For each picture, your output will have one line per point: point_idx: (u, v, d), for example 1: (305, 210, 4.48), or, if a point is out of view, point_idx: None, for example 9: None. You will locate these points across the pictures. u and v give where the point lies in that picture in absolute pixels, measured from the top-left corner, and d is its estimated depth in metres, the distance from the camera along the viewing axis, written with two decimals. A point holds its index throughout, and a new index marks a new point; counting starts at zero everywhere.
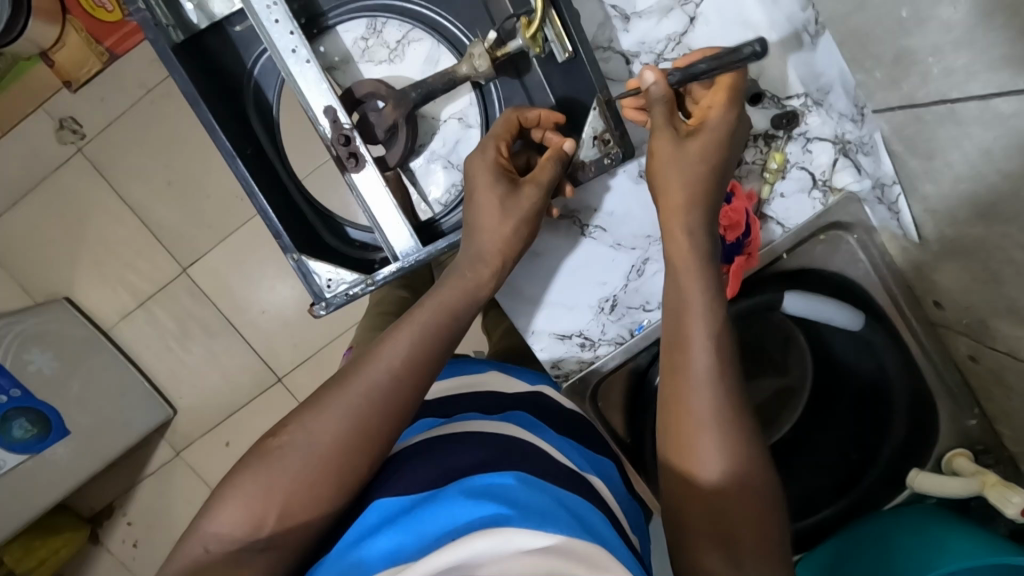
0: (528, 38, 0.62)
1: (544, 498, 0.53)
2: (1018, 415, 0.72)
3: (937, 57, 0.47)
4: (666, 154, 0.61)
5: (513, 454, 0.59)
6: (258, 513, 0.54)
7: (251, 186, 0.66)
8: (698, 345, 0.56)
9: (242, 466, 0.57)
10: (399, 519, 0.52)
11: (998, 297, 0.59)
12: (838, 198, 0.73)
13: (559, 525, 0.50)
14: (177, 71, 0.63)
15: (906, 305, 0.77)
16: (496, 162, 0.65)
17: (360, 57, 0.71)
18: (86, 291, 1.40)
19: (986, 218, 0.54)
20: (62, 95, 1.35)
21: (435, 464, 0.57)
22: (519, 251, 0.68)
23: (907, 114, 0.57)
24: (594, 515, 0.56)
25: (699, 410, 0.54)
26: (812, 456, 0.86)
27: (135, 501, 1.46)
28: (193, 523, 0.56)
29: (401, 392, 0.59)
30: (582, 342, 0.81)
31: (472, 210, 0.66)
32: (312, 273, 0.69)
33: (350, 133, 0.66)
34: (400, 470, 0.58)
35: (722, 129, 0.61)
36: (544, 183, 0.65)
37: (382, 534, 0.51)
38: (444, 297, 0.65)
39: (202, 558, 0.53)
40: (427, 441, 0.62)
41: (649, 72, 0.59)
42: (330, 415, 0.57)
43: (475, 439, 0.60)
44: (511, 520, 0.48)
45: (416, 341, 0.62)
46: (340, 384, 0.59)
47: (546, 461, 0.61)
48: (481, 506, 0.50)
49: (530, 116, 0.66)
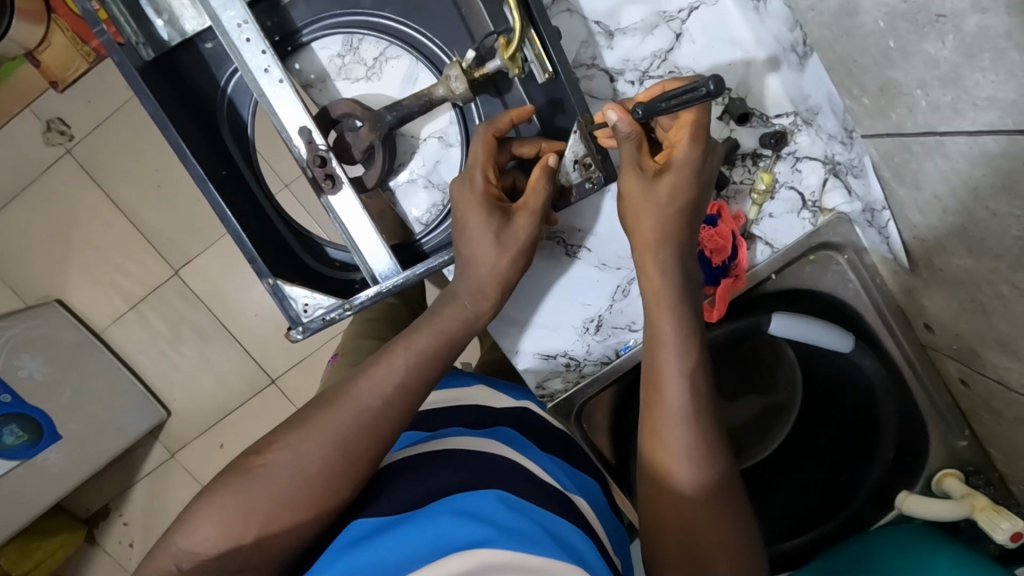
0: (506, 59, 0.60)
1: (526, 521, 0.52)
2: (1007, 440, 0.71)
3: (925, 90, 0.45)
4: (634, 196, 0.61)
5: (493, 474, 0.57)
6: (235, 542, 0.52)
7: (223, 211, 0.64)
8: (672, 371, 0.58)
9: (212, 494, 0.54)
10: (376, 539, 0.51)
11: (987, 329, 0.58)
12: (827, 218, 0.70)
13: (540, 548, 0.49)
14: (145, 95, 0.61)
15: (897, 327, 0.76)
16: (485, 191, 0.62)
17: (337, 74, 0.69)
18: (75, 294, 1.38)
19: (974, 251, 0.52)
20: (48, 96, 1.33)
21: (416, 484, 0.56)
22: (515, 279, 0.67)
23: (895, 143, 0.55)
24: (577, 538, 0.55)
25: (674, 443, 0.57)
26: (800, 474, 0.85)
27: (128, 503, 1.46)
28: (165, 537, 0.53)
29: (388, 420, 0.58)
30: (567, 363, 0.80)
31: (462, 240, 0.64)
32: (288, 298, 0.68)
33: (326, 154, 0.64)
34: (382, 492, 0.57)
35: (689, 167, 0.60)
36: (537, 211, 0.63)
37: (358, 555, 0.50)
38: (442, 319, 0.64)
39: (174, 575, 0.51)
40: (410, 458, 0.60)
41: (611, 111, 0.56)
42: (311, 442, 0.55)
43: (461, 456, 0.59)
44: (491, 542, 0.48)
45: (415, 365, 0.61)
46: (329, 406, 0.57)
47: (530, 480, 0.59)
48: (461, 527, 0.50)
49: (501, 124, 0.62)
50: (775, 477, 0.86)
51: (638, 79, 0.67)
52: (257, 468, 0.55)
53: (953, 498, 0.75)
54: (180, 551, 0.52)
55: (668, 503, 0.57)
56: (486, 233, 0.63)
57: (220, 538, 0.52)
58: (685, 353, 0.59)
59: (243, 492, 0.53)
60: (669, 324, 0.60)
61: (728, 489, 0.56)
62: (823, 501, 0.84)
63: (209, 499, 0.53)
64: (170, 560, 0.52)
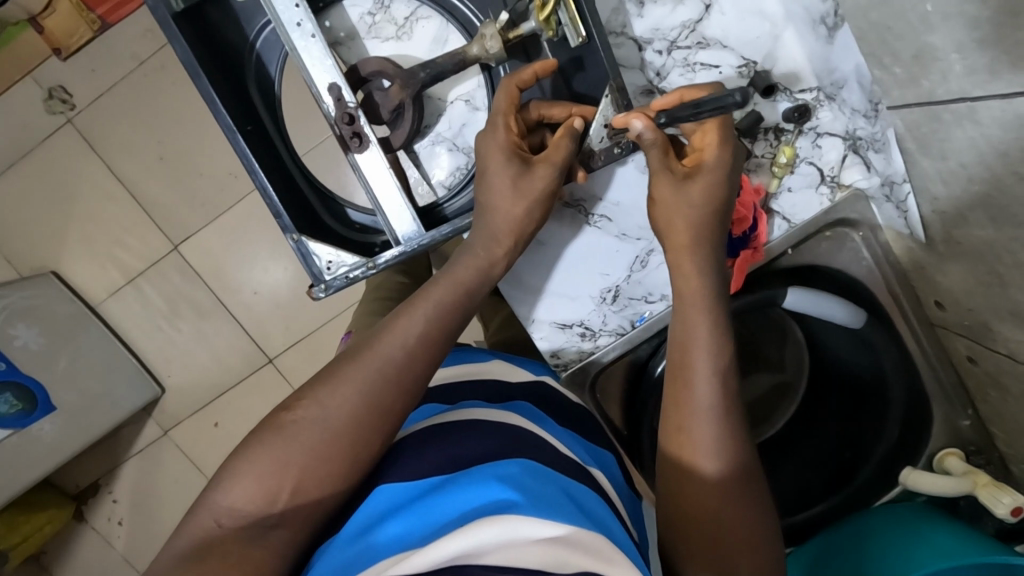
0: (541, 21, 0.61)
1: (550, 487, 0.51)
2: (1011, 416, 0.73)
3: (962, 53, 0.46)
4: (665, 199, 0.64)
5: (521, 446, 0.57)
6: (272, 487, 0.51)
7: (252, 163, 0.65)
8: (699, 348, 0.60)
9: (251, 441, 0.54)
10: (406, 510, 0.49)
11: (1001, 300, 0.60)
12: (845, 194, 0.73)
13: (565, 515, 0.48)
14: (178, 42, 0.62)
15: (907, 304, 0.78)
16: (509, 143, 0.63)
17: (367, 33, 0.69)
18: (73, 266, 1.36)
19: (996, 219, 0.54)
20: (52, 63, 1.31)
21: (441, 451, 0.55)
22: (530, 233, 0.67)
23: (924, 112, 0.56)
24: (596, 504, 0.55)
25: (699, 437, 0.57)
26: (804, 450, 0.86)
27: (121, 479, 1.44)
28: (201, 496, 0.53)
29: (413, 373, 0.58)
30: (582, 333, 0.80)
31: (485, 191, 0.65)
32: (311, 255, 0.68)
33: (355, 111, 0.64)
34: (403, 457, 0.56)
35: (722, 168, 0.63)
36: (557, 165, 0.64)
37: (389, 524, 0.48)
38: (459, 274, 0.64)
39: (214, 533, 0.49)
40: (431, 427, 0.59)
41: (637, 121, 0.61)
42: (344, 389, 0.55)
43: (490, 427, 0.58)
44: (518, 507, 0.47)
45: (434, 320, 0.60)
46: (353, 358, 0.57)
47: (555, 454, 0.59)
48: (488, 493, 0.48)
49: (524, 76, 0.63)
50: (776, 454, 0.87)
51: (665, 50, 0.69)
52: (290, 414, 0.54)
53: (956, 476, 0.77)
54: (212, 494, 0.52)
55: (692, 494, 0.56)
56: (504, 181, 0.63)
57: (253, 478, 0.51)
58: (716, 353, 0.59)
59: (276, 434, 0.53)
60: (695, 308, 0.61)
61: (753, 488, 0.56)
62: (826, 478, 0.85)
63: (243, 455, 0.53)
64: (201, 504, 0.52)
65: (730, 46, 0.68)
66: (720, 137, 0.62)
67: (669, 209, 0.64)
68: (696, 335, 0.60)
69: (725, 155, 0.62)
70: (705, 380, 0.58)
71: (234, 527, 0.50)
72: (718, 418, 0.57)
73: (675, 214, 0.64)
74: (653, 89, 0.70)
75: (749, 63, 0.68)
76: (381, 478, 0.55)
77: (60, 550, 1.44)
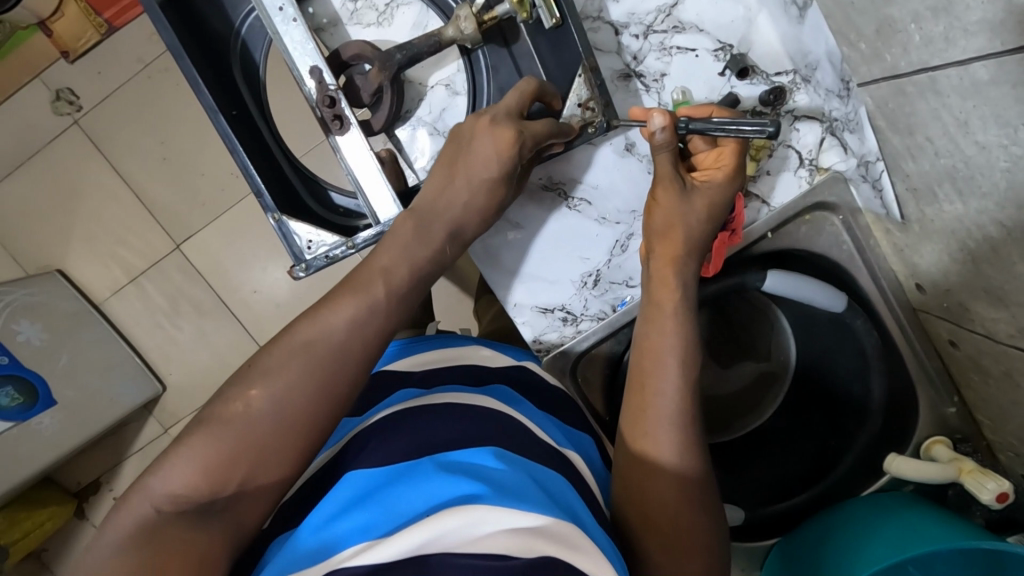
0: (515, 3, 0.63)
1: (519, 475, 0.51)
2: (993, 400, 0.72)
3: (919, 23, 0.47)
4: (671, 205, 0.64)
5: (491, 434, 0.56)
6: (217, 476, 0.49)
7: (234, 143, 0.67)
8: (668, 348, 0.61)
9: (193, 428, 0.51)
10: (374, 494, 0.49)
11: (974, 276, 0.59)
12: (824, 176, 0.73)
13: (533, 504, 0.47)
14: (163, 27, 0.64)
15: (891, 294, 0.78)
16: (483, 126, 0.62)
17: (349, 19, 0.71)
18: (77, 265, 1.39)
19: (963, 193, 0.54)
20: (59, 66, 1.34)
21: (409, 437, 0.55)
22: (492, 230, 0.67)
23: (890, 87, 0.57)
24: (567, 490, 0.55)
25: (655, 430, 0.58)
26: (792, 437, 0.85)
27: (122, 475, 1.45)
28: (137, 479, 0.49)
29: (362, 369, 0.55)
30: (564, 317, 0.81)
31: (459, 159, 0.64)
32: (292, 234, 0.69)
33: (335, 94, 0.65)
34: (374, 442, 0.56)
35: (723, 191, 0.66)
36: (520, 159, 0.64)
37: (356, 509, 0.48)
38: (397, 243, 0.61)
39: (152, 519, 0.47)
40: (403, 411, 0.60)
41: (658, 117, 0.61)
42: None
43: (465, 413, 0.59)
44: (483, 497, 0.46)
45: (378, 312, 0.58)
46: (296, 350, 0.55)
47: (529, 437, 0.59)
48: (454, 483, 0.48)
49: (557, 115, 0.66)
50: (757, 451, 0.86)
51: (642, 33, 0.70)
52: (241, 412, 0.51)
53: (941, 463, 0.77)
54: (149, 477, 0.49)
55: (653, 490, 0.56)
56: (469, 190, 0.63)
57: (191, 463, 0.48)
58: (666, 356, 0.61)
59: (218, 424, 0.50)
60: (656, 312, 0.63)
61: (705, 489, 0.58)
62: (806, 468, 0.85)
63: (182, 443, 0.50)
64: (138, 489, 0.49)
65: (705, 30, 0.69)
66: (733, 163, 0.66)
67: (668, 215, 0.65)
68: (668, 331, 0.62)
69: (733, 179, 0.66)
70: (662, 375, 0.60)
71: (173, 513, 0.47)
72: (679, 416, 0.58)
73: (674, 219, 0.64)
74: (630, 73, 0.71)
75: (725, 47, 0.69)
76: (353, 460, 0.55)
77: (62, 547, 1.45)
